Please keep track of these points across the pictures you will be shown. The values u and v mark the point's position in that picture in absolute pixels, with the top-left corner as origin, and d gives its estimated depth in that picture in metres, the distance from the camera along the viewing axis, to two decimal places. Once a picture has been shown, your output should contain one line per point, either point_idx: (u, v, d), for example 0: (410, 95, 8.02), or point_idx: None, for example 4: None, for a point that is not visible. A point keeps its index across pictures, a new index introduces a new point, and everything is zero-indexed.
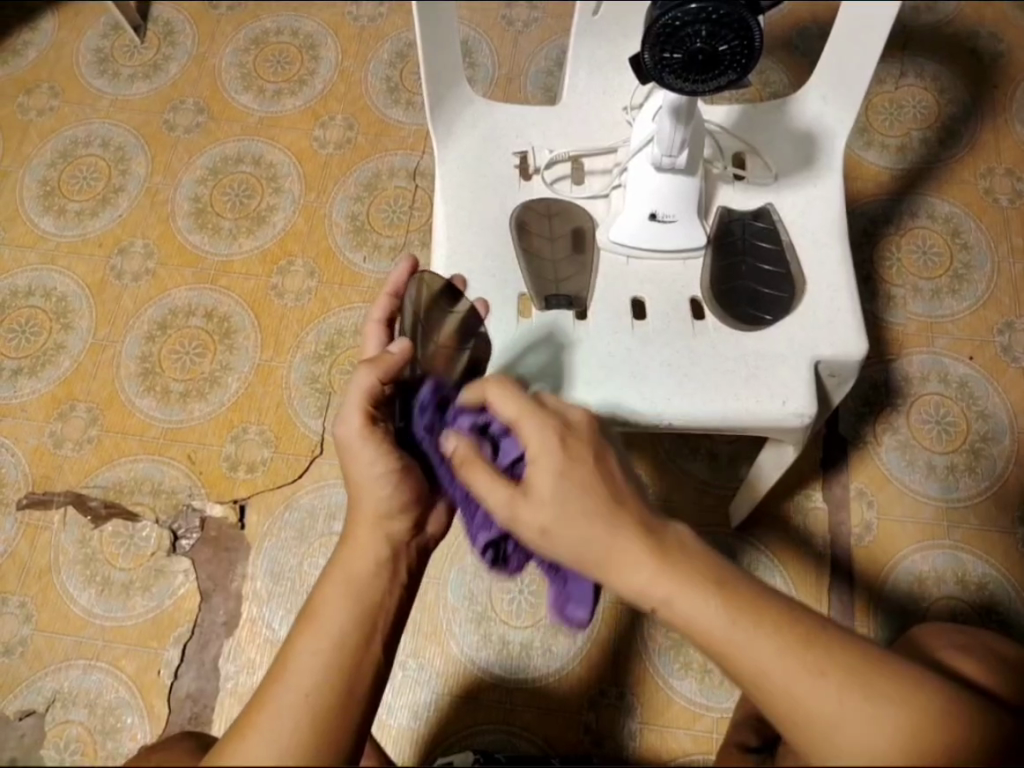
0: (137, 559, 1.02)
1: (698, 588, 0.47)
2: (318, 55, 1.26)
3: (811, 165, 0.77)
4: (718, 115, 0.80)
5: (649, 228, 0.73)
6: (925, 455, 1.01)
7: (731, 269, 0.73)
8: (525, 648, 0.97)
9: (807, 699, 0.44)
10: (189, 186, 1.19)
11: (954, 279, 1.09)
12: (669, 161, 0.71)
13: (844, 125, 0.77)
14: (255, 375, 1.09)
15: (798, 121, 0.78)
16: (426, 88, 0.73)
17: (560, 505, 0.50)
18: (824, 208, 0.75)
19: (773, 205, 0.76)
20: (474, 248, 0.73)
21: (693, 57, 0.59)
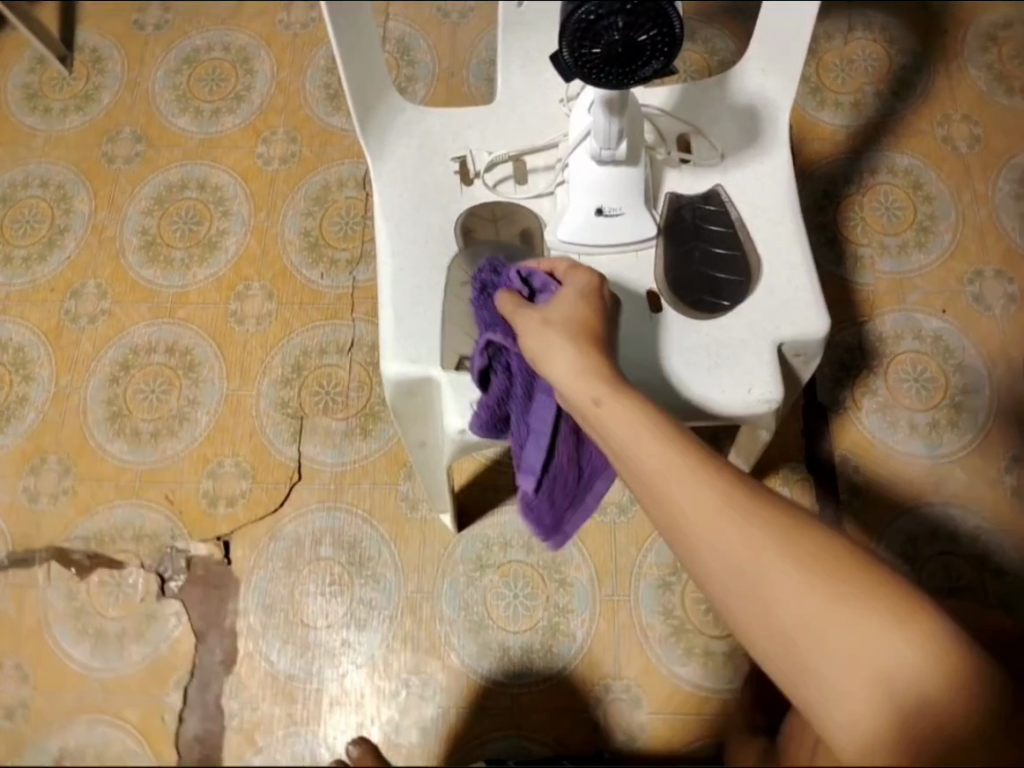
0: (128, 605, 1.01)
1: (658, 424, 0.53)
2: (252, 69, 1.22)
3: (756, 141, 0.75)
4: (657, 95, 0.78)
5: (597, 224, 0.71)
6: (905, 414, 1.00)
7: (684, 257, 0.71)
8: (526, 651, 0.97)
9: (716, 541, 0.47)
10: (135, 219, 1.16)
11: (919, 231, 1.07)
12: (609, 153, 0.68)
13: (785, 96, 0.75)
14: (225, 407, 1.07)
15: (739, 96, 0.76)
16: (350, 104, 0.70)
17: (559, 332, 0.59)
18: (774, 184, 0.74)
19: (721, 186, 0.74)
20: (421, 265, 0.71)
21: (613, 48, 0.56)
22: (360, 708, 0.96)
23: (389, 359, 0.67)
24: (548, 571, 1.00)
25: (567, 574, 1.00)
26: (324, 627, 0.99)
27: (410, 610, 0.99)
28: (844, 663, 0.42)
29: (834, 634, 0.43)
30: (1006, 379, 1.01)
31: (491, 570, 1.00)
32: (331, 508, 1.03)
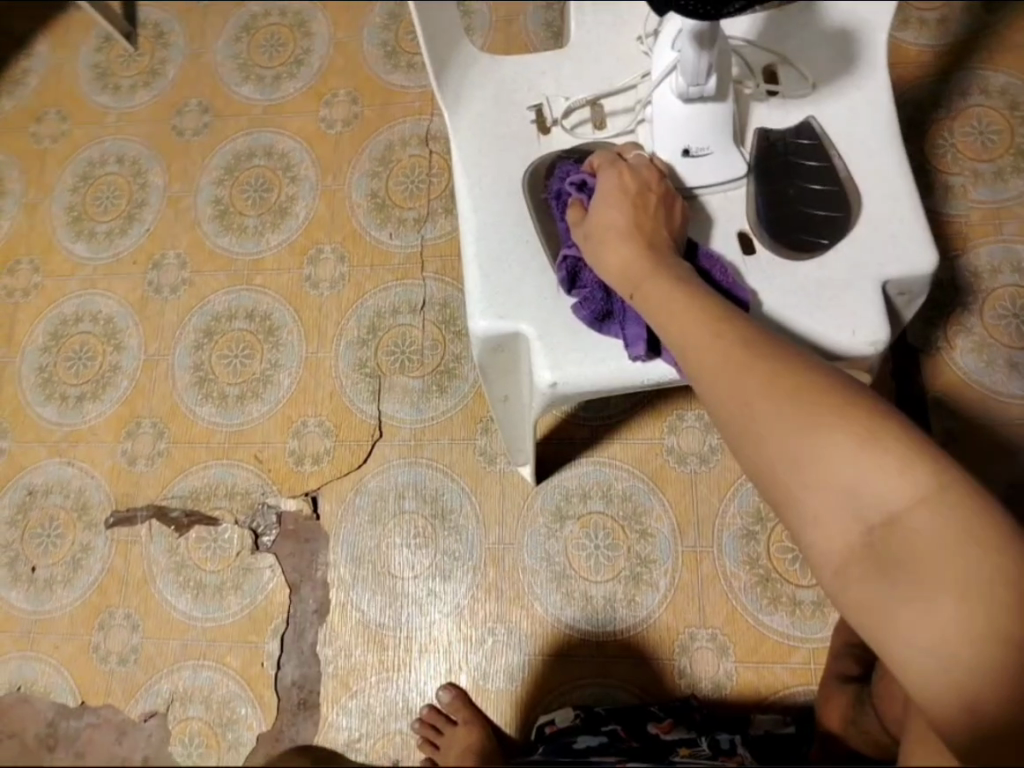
0: (225, 560, 1.06)
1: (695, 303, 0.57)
2: (311, 31, 1.22)
3: (852, 66, 0.71)
4: (742, 25, 0.73)
5: (683, 166, 0.69)
6: (1004, 353, 0.95)
7: (777, 194, 0.68)
8: (610, 601, 0.98)
9: (716, 376, 0.53)
10: (209, 189, 1.18)
11: (1017, 156, 1.02)
12: (696, 89, 0.65)
13: (881, 18, 0.71)
14: (304, 369, 1.10)
15: (830, 20, 0.72)
16: (426, 56, 0.67)
17: (601, 234, 0.64)
18: (872, 112, 0.70)
19: (814, 117, 0.70)
20: (505, 219, 0.70)
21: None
22: (448, 654, 0.99)
23: (476, 315, 0.67)
24: (629, 523, 1.00)
25: (649, 525, 1.00)
26: (410, 578, 1.02)
27: (493, 560, 1.01)
28: (801, 480, 0.47)
29: (798, 455, 0.47)
30: None
31: (570, 521, 1.01)
32: (412, 464, 1.05)
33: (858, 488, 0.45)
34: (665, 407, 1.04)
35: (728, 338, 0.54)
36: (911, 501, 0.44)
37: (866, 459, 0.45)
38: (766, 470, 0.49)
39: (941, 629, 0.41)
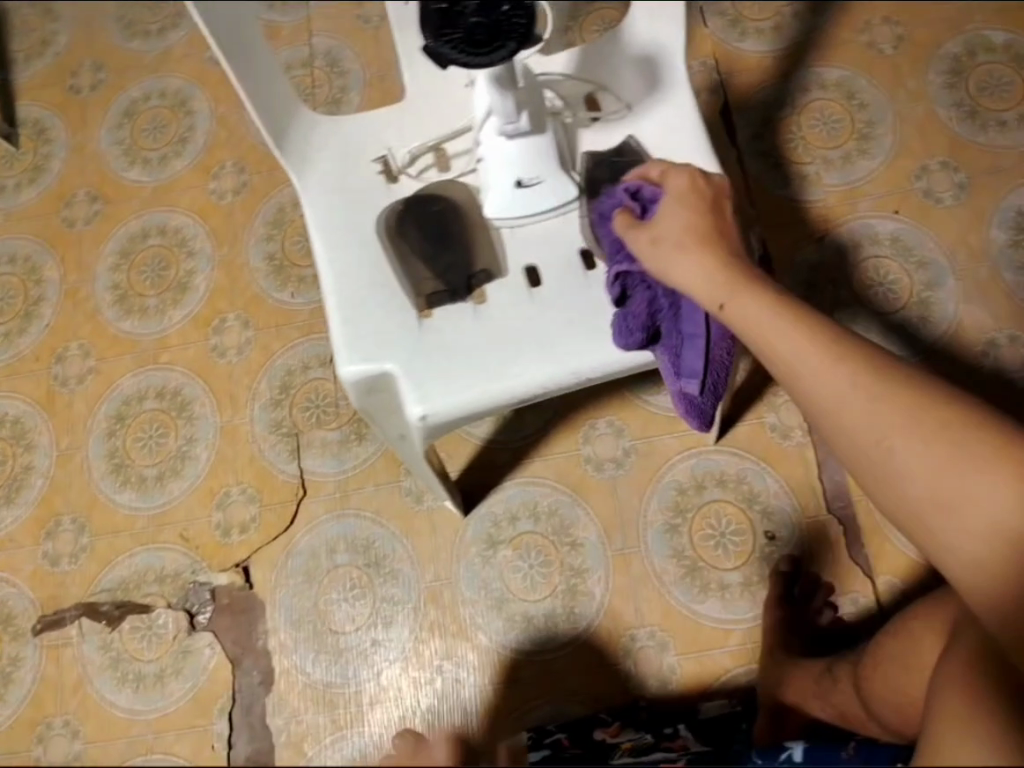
0: (162, 646, 1.03)
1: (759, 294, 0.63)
2: (191, 109, 1.25)
3: (658, 86, 0.76)
4: (559, 63, 0.80)
5: (520, 195, 0.73)
6: (875, 321, 1.01)
7: (605, 212, 0.73)
8: (549, 618, 0.98)
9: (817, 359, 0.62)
10: (106, 276, 1.19)
11: (861, 140, 1.08)
12: (511, 127, 0.71)
13: (678, 38, 0.76)
14: (221, 438, 1.09)
15: (633, 47, 0.77)
16: (263, 129, 0.71)
17: (680, 250, 0.65)
18: (683, 123, 0.75)
19: (634, 136, 0.75)
20: (360, 268, 0.73)
21: (473, 31, 0.58)
22: (398, 699, 0.98)
23: (344, 361, 0.70)
24: (558, 537, 1.01)
25: (578, 537, 1.01)
26: (352, 631, 1.01)
27: (432, 598, 1.01)
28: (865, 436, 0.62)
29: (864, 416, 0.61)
30: (969, 266, 1.02)
31: (503, 546, 1.02)
32: (340, 517, 1.05)
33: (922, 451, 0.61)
34: (579, 418, 1.06)
35: (834, 349, 0.61)
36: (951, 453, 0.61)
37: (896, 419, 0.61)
38: (848, 438, 0.63)
39: (973, 533, 0.60)
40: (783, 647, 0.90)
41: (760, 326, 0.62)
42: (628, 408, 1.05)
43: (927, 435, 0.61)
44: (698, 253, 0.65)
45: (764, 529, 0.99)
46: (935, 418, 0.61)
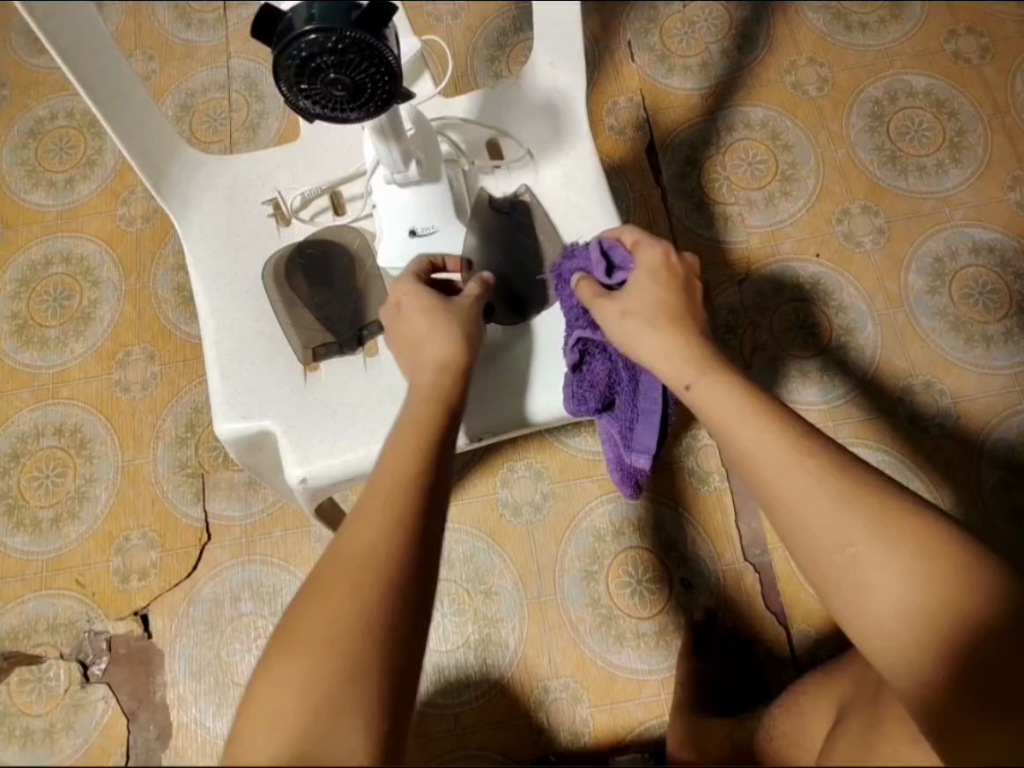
0: (52, 700, 0.98)
1: (720, 374, 0.59)
2: (101, 131, 1.20)
3: (559, 136, 0.74)
4: (460, 105, 0.76)
5: (413, 246, 0.69)
6: (796, 364, 1.01)
7: (501, 261, 0.70)
8: (461, 669, 0.96)
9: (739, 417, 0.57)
10: (4, 304, 1.13)
11: (784, 181, 1.08)
12: (400, 176, 0.66)
13: (579, 86, 0.74)
14: (122, 479, 1.04)
15: (535, 94, 0.75)
16: (140, 175, 0.64)
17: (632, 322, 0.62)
18: (583, 174, 0.73)
19: (531, 186, 0.73)
20: (246, 320, 0.69)
21: (334, 89, 0.53)
22: None
23: (222, 421, 0.65)
24: (473, 585, 0.99)
25: (492, 584, 0.98)
26: None
27: None
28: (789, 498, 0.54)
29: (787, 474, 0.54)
30: (887, 311, 1.02)
31: None
32: (246, 563, 1.01)
33: (883, 567, 0.51)
34: (496, 461, 1.03)
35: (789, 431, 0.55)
36: (915, 578, 0.50)
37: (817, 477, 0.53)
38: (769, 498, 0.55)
39: (904, 629, 0.49)
40: (689, 703, 0.88)
41: (715, 408, 0.57)
42: (546, 450, 1.03)
43: (858, 507, 0.52)
44: (655, 343, 0.61)
45: (682, 578, 0.97)
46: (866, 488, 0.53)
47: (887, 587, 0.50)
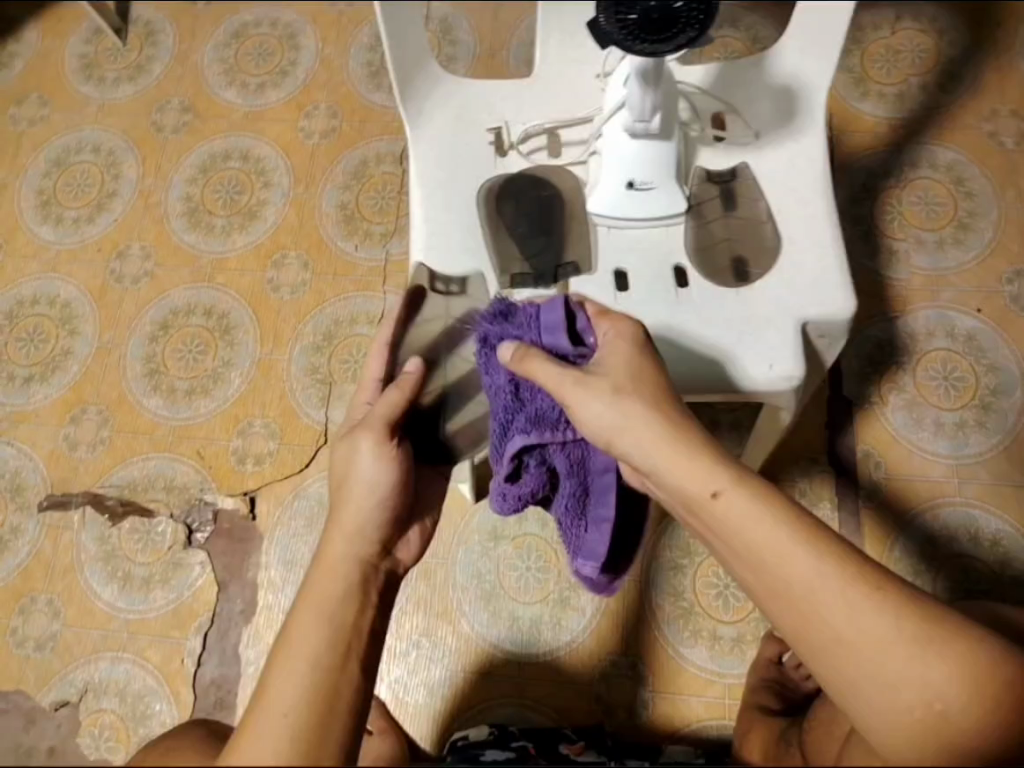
0: (155, 553, 1.05)
1: (746, 486, 0.54)
2: (298, 44, 1.25)
3: (791, 122, 0.80)
4: (696, 75, 0.83)
5: (629, 196, 0.76)
6: (933, 412, 1.00)
7: (708, 232, 0.77)
8: (535, 623, 1.01)
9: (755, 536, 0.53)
10: (181, 186, 1.19)
11: (958, 228, 1.05)
12: (642, 126, 0.72)
13: (822, 80, 0.79)
14: (257, 370, 1.10)
15: (776, 78, 0.80)
16: (391, 73, 0.76)
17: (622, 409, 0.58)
18: (808, 164, 0.78)
19: (751, 164, 0.79)
20: (452, 228, 0.77)
21: (648, 14, 0.61)
22: None
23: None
24: (561, 547, 1.04)
25: None
26: None
27: (425, 574, 1.04)
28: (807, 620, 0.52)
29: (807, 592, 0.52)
30: None
31: (505, 542, 1.05)
32: None
33: (913, 662, 0.50)
34: None
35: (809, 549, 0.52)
36: (939, 665, 0.50)
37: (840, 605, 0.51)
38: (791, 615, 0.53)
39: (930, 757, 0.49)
40: (760, 707, 0.89)
41: (747, 523, 0.54)
42: None
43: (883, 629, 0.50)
44: (668, 454, 0.57)
45: None
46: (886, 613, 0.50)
47: (914, 674, 0.50)
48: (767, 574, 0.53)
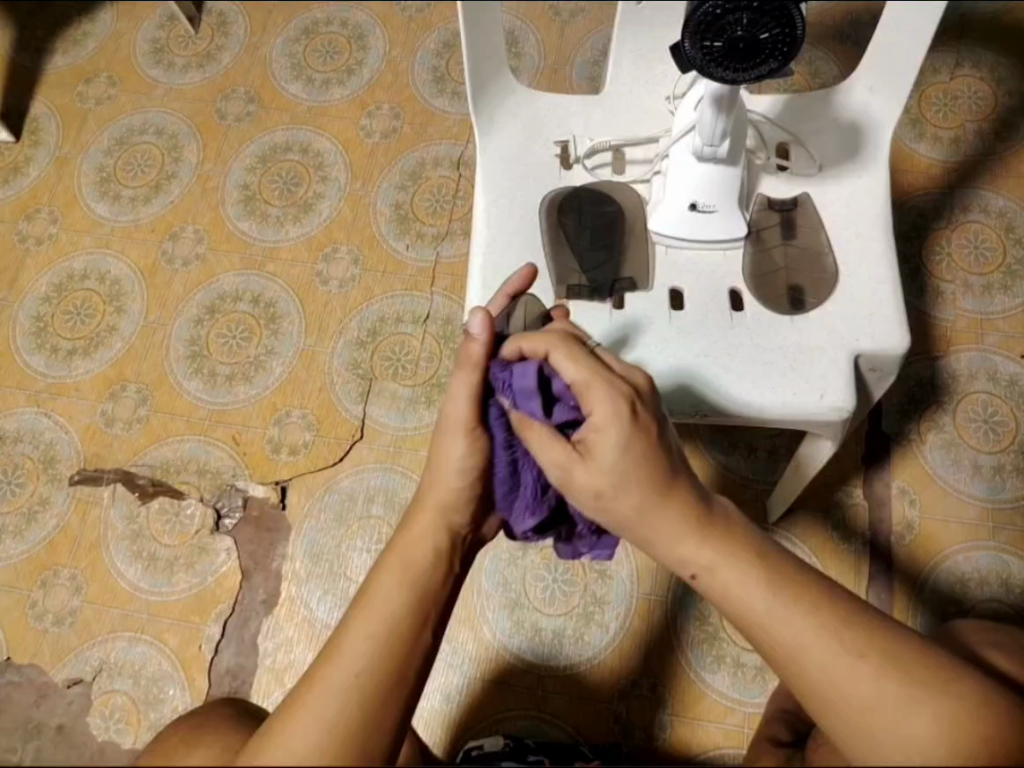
0: (182, 536, 1.05)
1: (726, 559, 0.50)
2: (366, 45, 1.27)
3: (856, 155, 0.80)
4: (763, 105, 0.84)
5: (691, 218, 0.77)
6: (970, 454, 0.99)
7: (767, 257, 0.77)
8: (558, 635, 1.01)
9: (736, 594, 0.49)
10: (239, 174, 1.21)
11: (1006, 275, 1.06)
12: (710, 150, 0.73)
13: (890, 117, 0.80)
14: (299, 360, 1.11)
15: (844, 111, 0.81)
16: (468, 78, 0.77)
17: (617, 476, 0.50)
18: (870, 198, 0.79)
19: (812, 194, 0.79)
20: (513, 235, 0.78)
21: (734, 44, 0.62)
22: None
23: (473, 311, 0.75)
24: (589, 560, 1.04)
25: (609, 566, 1.03)
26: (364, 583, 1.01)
27: None
28: (812, 671, 0.47)
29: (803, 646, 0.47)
30: None
31: (533, 551, 1.05)
32: (388, 470, 1.06)
33: (933, 732, 0.44)
34: None
35: (798, 597, 0.48)
36: (942, 730, 0.44)
37: (833, 657, 0.46)
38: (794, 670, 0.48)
39: None
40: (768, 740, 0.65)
41: (739, 595, 0.49)
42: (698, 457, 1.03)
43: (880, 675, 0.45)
44: (646, 510, 0.50)
45: None
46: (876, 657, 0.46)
47: (916, 746, 0.44)
48: (761, 646, 0.49)
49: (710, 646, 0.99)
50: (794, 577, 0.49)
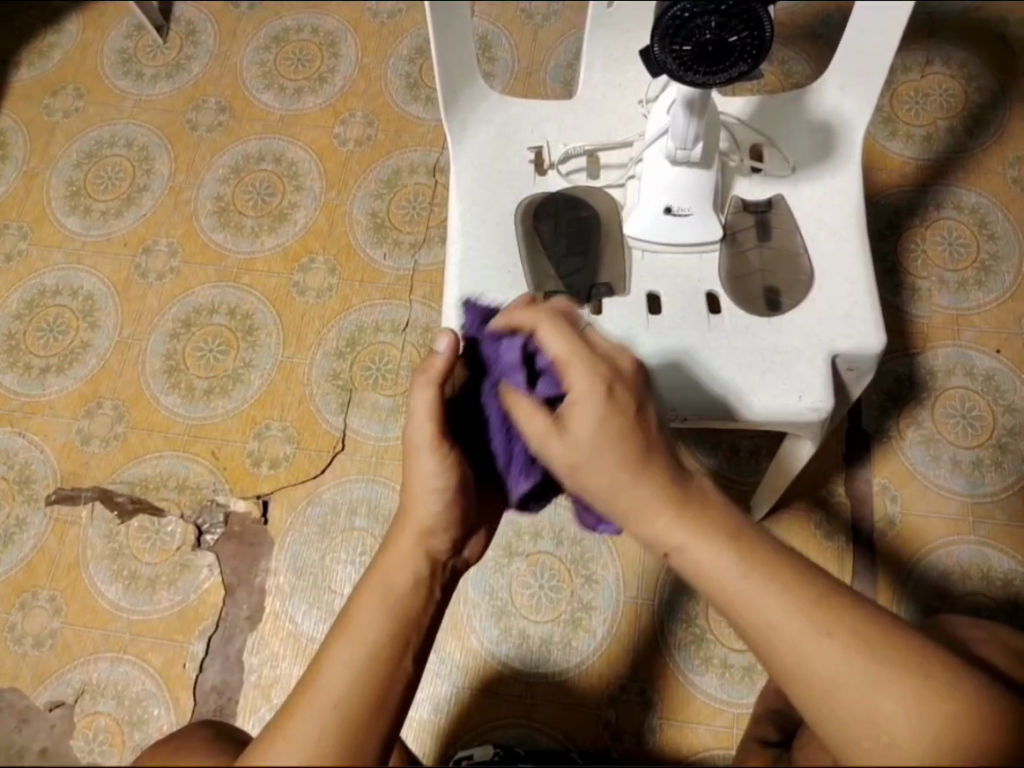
0: (164, 553, 1.03)
1: (699, 533, 0.50)
2: (338, 52, 1.26)
3: (829, 156, 0.80)
4: (736, 106, 0.84)
5: (666, 222, 0.76)
6: (949, 450, 1.00)
7: (742, 260, 0.77)
8: (545, 642, 1.00)
9: (702, 561, 0.49)
10: (212, 185, 1.19)
11: (981, 271, 1.07)
12: (683, 154, 0.73)
13: (862, 117, 0.80)
14: (277, 372, 1.10)
15: (816, 112, 0.81)
16: (439, 84, 0.76)
17: (592, 454, 0.51)
18: (843, 198, 0.79)
19: (786, 195, 0.80)
20: (488, 244, 0.77)
21: (703, 47, 0.62)
22: None
23: (450, 320, 0.74)
24: (575, 566, 1.03)
25: (595, 571, 1.03)
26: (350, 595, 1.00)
27: None
28: (775, 642, 0.46)
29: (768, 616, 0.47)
30: None
31: (519, 558, 1.04)
32: (370, 480, 1.05)
33: (897, 711, 0.44)
34: None
35: (765, 572, 0.48)
36: (906, 706, 0.44)
37: (800, 629, 0.46)
38: (762, 642, 0.47)
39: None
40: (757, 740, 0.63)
41: (708, 568, 0.49)
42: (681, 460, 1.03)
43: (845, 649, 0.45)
44: (618, 482, 0.51)
45: None
46: (844, 630, 0.46)
47: (884, 722, 0.44)
48: (736, 625, 0.49)
49: (697, 649, 0.99)
50: (769, 556, 0.48)
